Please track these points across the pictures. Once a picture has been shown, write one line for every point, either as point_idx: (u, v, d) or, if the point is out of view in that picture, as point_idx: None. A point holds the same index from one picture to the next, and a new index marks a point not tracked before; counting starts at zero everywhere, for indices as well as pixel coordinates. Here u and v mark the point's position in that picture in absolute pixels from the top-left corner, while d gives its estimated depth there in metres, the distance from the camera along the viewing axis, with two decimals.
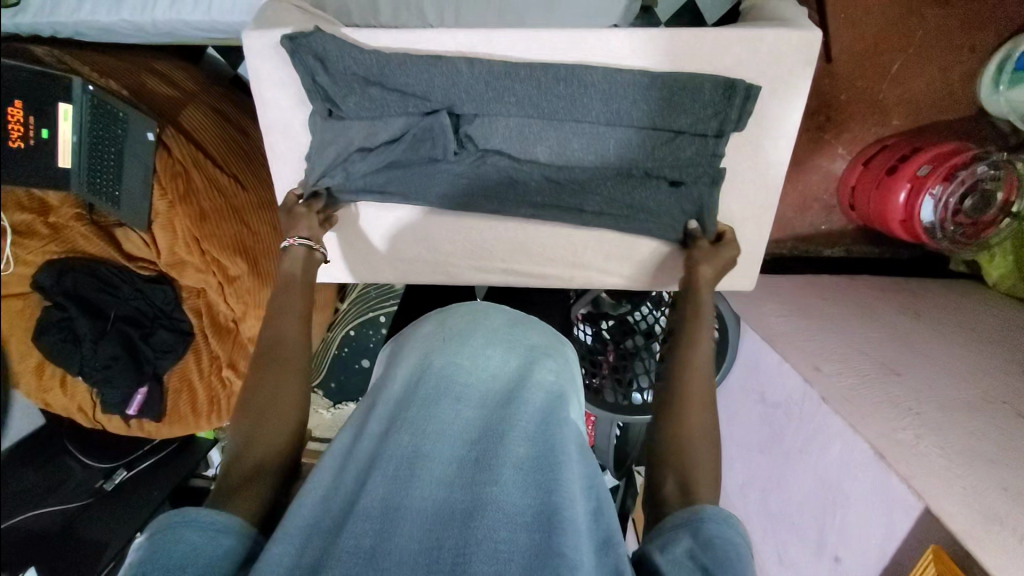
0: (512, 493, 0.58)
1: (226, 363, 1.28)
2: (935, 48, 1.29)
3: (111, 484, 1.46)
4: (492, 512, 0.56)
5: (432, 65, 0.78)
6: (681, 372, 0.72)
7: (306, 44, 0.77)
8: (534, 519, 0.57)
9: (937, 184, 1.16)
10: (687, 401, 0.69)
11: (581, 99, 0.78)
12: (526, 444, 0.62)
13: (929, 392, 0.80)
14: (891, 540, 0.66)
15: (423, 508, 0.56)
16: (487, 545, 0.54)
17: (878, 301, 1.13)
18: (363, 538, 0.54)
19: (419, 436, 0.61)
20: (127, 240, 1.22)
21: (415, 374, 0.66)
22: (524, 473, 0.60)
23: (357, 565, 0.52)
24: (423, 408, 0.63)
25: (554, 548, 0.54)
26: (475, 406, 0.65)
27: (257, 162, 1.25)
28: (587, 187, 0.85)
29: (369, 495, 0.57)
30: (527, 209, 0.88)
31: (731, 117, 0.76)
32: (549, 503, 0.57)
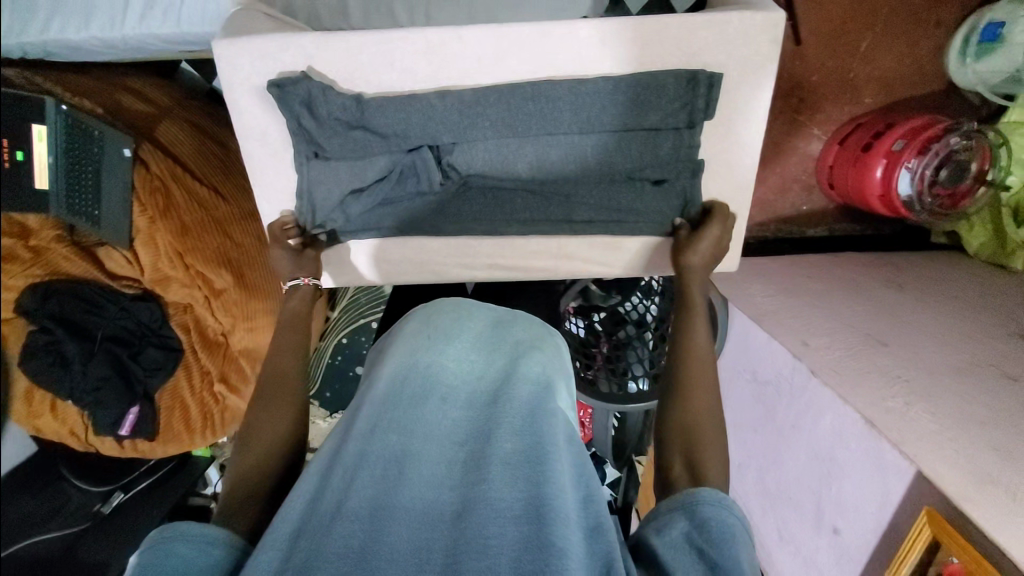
0: (499, 489, 0.57)
1: (218, 377, 1.28)
2: (902, 25, 1.32)
3: (109, 507, 1.47)
4: (481, 509, 0.56)
5: (406, 104, 0.75)
6: (684, 354, 0.71)
7: (292, 90, 0.73)
8: (523, 513, 0.56)
9: (913, 158, 1.18)
10: (691, 385, 0.68)
11: (551, 113, 0.75)
12: (514, 438, 0.61)
13: (915, 360, 0.82)
14: (886, 507, 0.68)
15: (414, 509, 0.57)
16: (476, 540, 0.54)
17: (862, 277, 1.15)
18: (352, 539, 0.54)
19: (406, 438, 0.61)
20: (110, 258, 1.21)
21: (402, 376, 0.67)
22: (511, 468, 0.59)
23: (345, 566, 0.52)
24: (409, 410, 0.63)
25: (542, 540, 0.53)
26: (462, 407, 0.66)
27: (238, 173, 1.25)
28: (572, 199, 0.82)
29: (357, 496, 0.56)
30: (515, 227, 0.85)
31: (698, 107, 0.74)
32: (537, 496, 0.56)
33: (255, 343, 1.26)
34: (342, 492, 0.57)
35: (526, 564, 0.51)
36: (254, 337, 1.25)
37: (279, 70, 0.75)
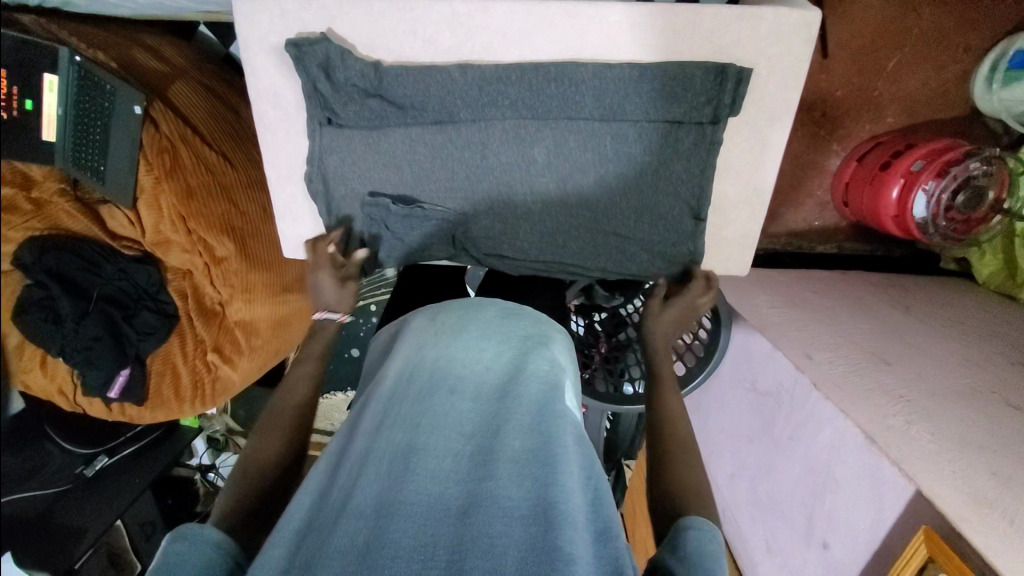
0: (507, 488, 0.55)
1: (211, 347, 1.27)
2: (932, 46, 1.30)
3: (92, 470, 1.45)
4: (488, 508, 0.54)
5: (426, 73, 0.69)
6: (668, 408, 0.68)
7: (311, 52, 0.69)
8: (530, 512, 0.54)
9: (930, 179, 1.17)
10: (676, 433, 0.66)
11: (572, 97, 0.68)
12: (522, 436, 0.58)
13: (919, 380, 0.80)
14: (879, 525, 0.66)
15: (418, 503, 0.54)
16: (482, 540, 0.52)
17: (869, 296, 1.13)
18: (357, 536, 0.52)
19: (411, 432, 0.58)
20: (111, 217, 1.20)
21: (410, 370, 0.64)
22: (520, 467, 0.56)
23: (349, 564, 0.50)
24: (416, 404, 0.60)
25: (549, 544, 0.51)
26: (472, 399, 0.61)
27: (247, 140, 1.23)
28: (598, 210, 0.74)
29: (364, 494, 0.55)
30: (535, 232, 0.76)
31: (724, 101, 0.66)
32: (545, 497, 0.55)
33: (252, 316, 1.25)
34: (348, 488, 0.57)
35: (531, 567, 0.50)
36: (250, 309, 1.24)
37: (301, 31, 0.71)
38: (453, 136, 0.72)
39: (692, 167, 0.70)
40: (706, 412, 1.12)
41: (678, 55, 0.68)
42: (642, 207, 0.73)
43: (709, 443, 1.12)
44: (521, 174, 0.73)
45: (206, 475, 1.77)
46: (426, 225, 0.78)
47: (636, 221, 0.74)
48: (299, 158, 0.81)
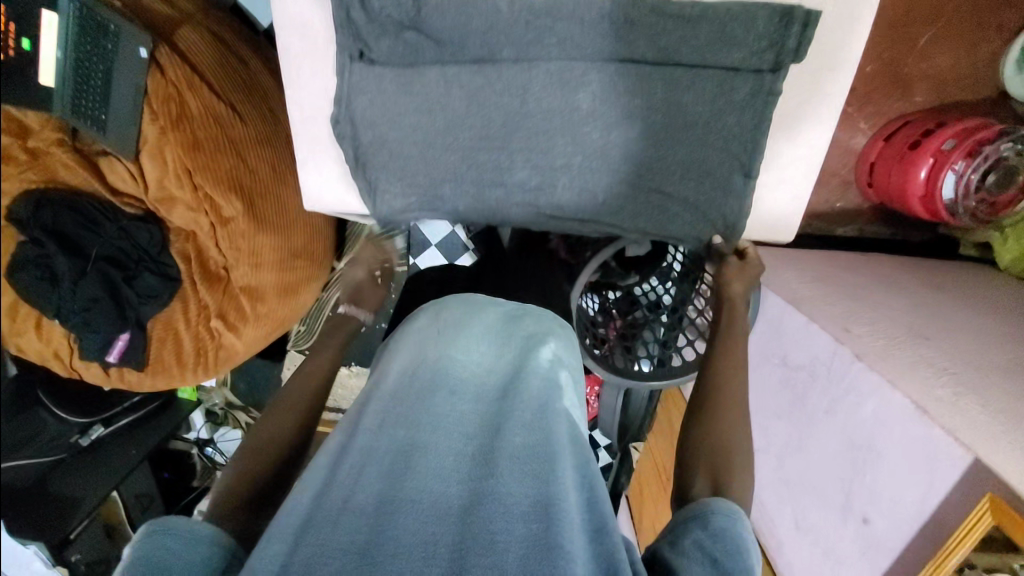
0: (509, 485, 0.56)
1: (216, 313, 1.22)
2: (966, 22, 1.26)
3: (87, 439, 1.39)
4: (489, 505, 0.54)
5: (468, 4, 0.64)
6: (719, 379, 0.74)
7: None
8: (530, 509, 0.55)
9: (960, 160, 1.14)
10: (722, 402, 0.71)
11: (625, 36, 0.64)
12: (523, 434, 0.60)
13: (959, 354, 0.77)
14: (930, 498, 0.64)
15: (421, 501, 0.55)
16: (483, 536, 0.52)
17: (898, 275, 1.11)
18: (359, 533, 0.53)
19: (414, 430, 0.59)
20: (112, 171, 1.13)
21: (412, 370, 0.65)
22: (520, 465, 0.58)
23: (350, 560, 0.51)
24: (418, 403, 0.61)
25: (548, 539, 0.52)
26: (473, 400, 0.63)
27: (258, 94, 1.16)
28: (644, 161, 0.70)
29: (365, 492, 0.56)
30: (573, 189, 0.72)
31: (787, 46, 0.63)
32: (545, 493, 0.56)
33: (259, 281, 1.20)
34: (348, 487, 0.57)
35: (531, 563, 0.51)
36: (256, 274, 1.20)
37: None
38: (493, 78, 0.68)
39: (746, 120, 0.67)
40: None
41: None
42: (691, 161, 0.70)
43: None
44: (564, 121, 0.69)
45: (204, 450, 1.73)
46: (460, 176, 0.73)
47: (684, 175, 0.70)
48: (324, 100, 0.76)
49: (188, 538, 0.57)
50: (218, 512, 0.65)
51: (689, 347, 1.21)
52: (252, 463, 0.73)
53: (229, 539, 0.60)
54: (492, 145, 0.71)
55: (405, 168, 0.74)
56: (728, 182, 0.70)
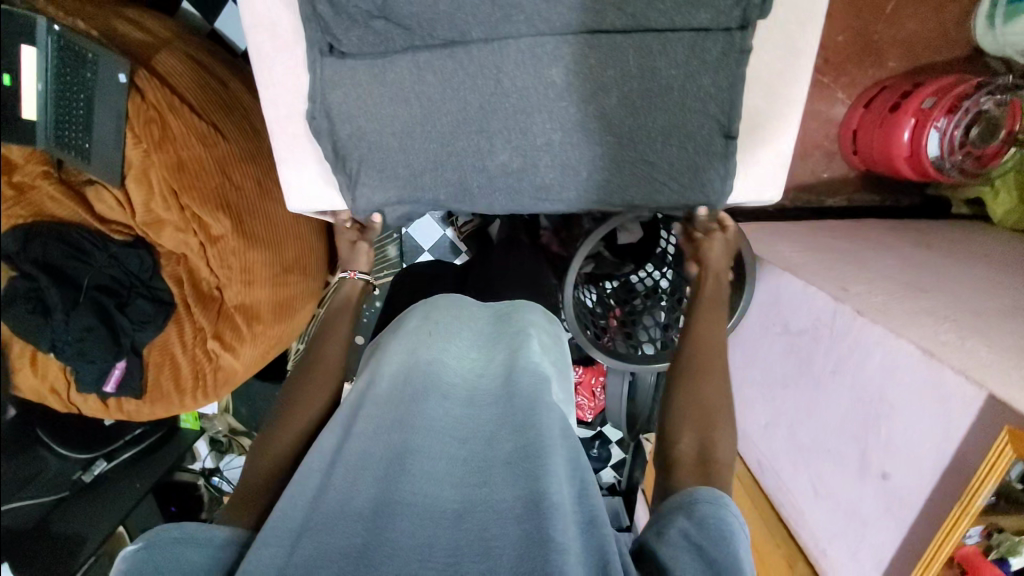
0: (501, 488, 0.55)
1: (211, 334, 1.21)
2: None
3: (90, 475, 1.37)
4: (483, 511, 0.54)
5: None
6: (699, 347, 0.74)
7: None
8: (524, 510, 0.53)
9: (942, 117, 1.13)
10: (702, 371, 0.72)
11: (591, 8, 0.65)
12: (514, 439, 0.58)
13: (959, 303, 0.76)
14: (948, 445, 0.63)
15: (416, 505, 0.54)
16: (476, 541, 0.52)
17: (891, 237, 1.10)
18: (353, 539, 0.52)
19: (408, 433, 0.57)
20: (98, 200, 1.14)
21: (404, 373, 0.63)
22: (511, 467, 0.56)
23: (348, 565, 0.51)
24: (411, 407, 0.59)
25: (542, 537, 0.51)
26: (464, 404, 0.62)
27: (239, 111, 1.16)
28: (619, 133, 0.70)
29: (360, 497, 0.55)
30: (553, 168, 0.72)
31: (754, 1, 0.64)
32: (539, 490, 0.53)
33: (252, 299, 1.20)
34: (344, 490, 0.55)
35: (526, 565, 0.50)
36: (249, 292, 1.19)
37: None
38: (465, 62, 0.68)
39: (721, 80, 0.67)
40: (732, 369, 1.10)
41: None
42: (671, 125, 0.69)
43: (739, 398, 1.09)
44: (540, 98, 0.69)
45: (210, 480, 1.68)
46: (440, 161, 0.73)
47: (665, 141, 0.70)
48: (300, 101, 0.77)
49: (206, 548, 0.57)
50: (231, 512, 0.64)
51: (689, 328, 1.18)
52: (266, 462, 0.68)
53: (246, 535, 0.60)
54: (468, 130, 0.71)
55: (385, 162, 0.74)
56: (708, 142, 0.70)
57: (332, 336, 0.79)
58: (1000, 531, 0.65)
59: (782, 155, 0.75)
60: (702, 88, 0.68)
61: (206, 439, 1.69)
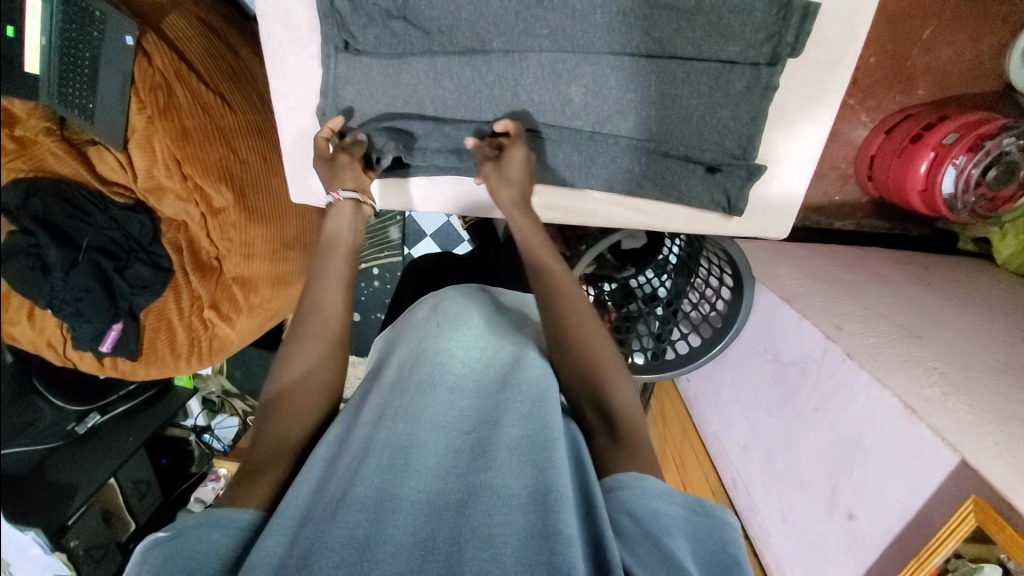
0: (506, 477, 0.54)
1: (208, 303, 1.21)
2: (970, 15, 1.23)
3: (84, 427, 1.36)
4: (488, 498, 0.53)
5: None
6: (557, 295, 0.69)
7: None
8: (528, 499, 0.53)
9: (961, 154, 1.10)
10: (570, 320, 0.68)
11: (616, 27, 0.63)
12: (521, 425, 0.59)
13: (948, 353, 0.77)
14: (915, 496, 0.65)
15: (418, 500, 0.54)
16: (481, 530, 0.50)
17: (892, 271, 1.09)
18: (357, 529, 0.50)
19: (413, 426, 0.58)
20: (102, 160, 1.13)
21: (411, 365, 0.65)
22: (517, 454, 0.56)
23: (348, 556, 0.48)
24: (417, 397, 0.61)
25: (547, 528, 0.49)
26: (469, 396, 0.63)
27: (248, 82, 1.14)
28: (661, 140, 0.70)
29: (363, 485, 0.53)
30: (563, 176, 0.75)
31: (785, 41, 0.63)
32: (545, 480, 0.53)
33: (251, 271, 1.19)
34: (347, 480, 0.54)
35: (532, 557, 0.48)
36: (249, 265, 1.19)
37: None
38: (483, 70, 0.68)
39: (741, 115, 0.67)
40: (720, 387, 1.13)
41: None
42: (685, 146, 0.69)
43: (722, 412, 1.12)
44: (553, 113, 0.70)
45: (201, 436, 1.73)
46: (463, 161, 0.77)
47: (679, 161, 0.72)
48: (312, 88, 0.75)
49: (230, 531, 0.51)
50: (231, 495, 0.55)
51: (684, 340, 1.12)
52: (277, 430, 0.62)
53: (259, 518, 0.54)
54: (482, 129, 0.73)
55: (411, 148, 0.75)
56: (713, 175, 0.71)
57: (329, 282, 0.71)
58: (957, 557, 0.63)
59: (791, 185, 0.74)
60: (720, 117, 0.67)
61: (199, 398, 1.68)
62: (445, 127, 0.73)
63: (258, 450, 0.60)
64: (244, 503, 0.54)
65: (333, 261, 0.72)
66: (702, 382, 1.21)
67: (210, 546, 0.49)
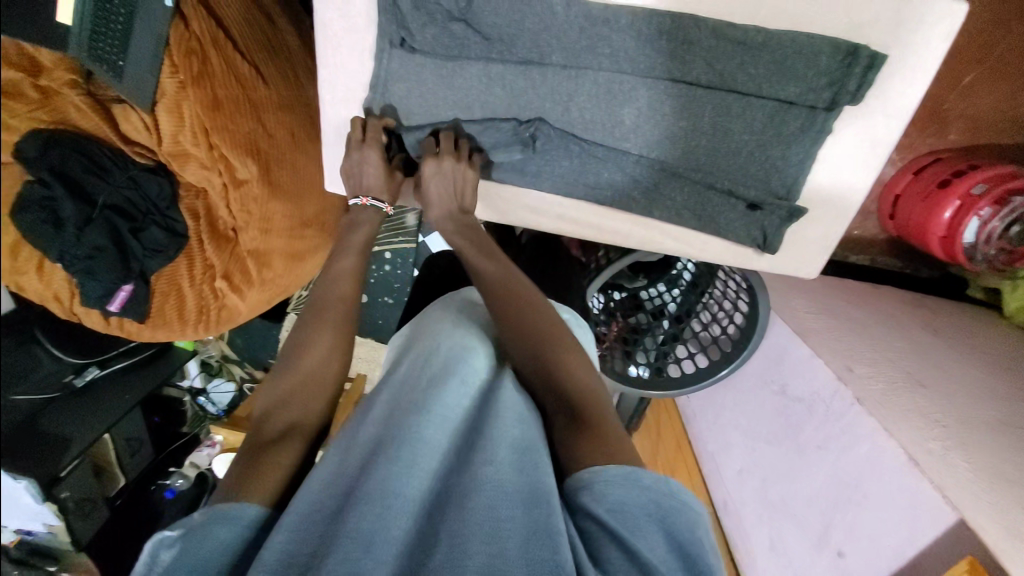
0: (507, 469, 0.53)
1: (220, 274, 1.18)
2: (1018, 64, 1.21)
3: (81, 380, 1.38)
4: (489, 492, 0.51)
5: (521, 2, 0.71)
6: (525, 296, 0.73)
7: None
8: (531, 497, 0.51)
9: (987, 207, 1.10)
10: (540, 321, 0.71)
11: (682, 56, 0.71)
12: (521, 422, 0.57)
13: (955, 407, 0.77)
14: (911, 545, 0.67)
15: (422, 491, 0.53)
16: (483, 524, 0.49)
17: (902, 313, 1.09)
18: (365, 522, 0.48)
19: (418, 418, 0.57)
20: (127, 120, 1.09)
21: (424, 360, 0.65)
22: (521, 449, 0.55)
23: (355, 551, 0.46)
24: (428, 390, 0.60)
25: (546, 527, 0.48)
26: (478, 391, 0.62)
27: (282, 56, 1.15)
28: (703, 168, 0.77)
29: (372, 478, 0.51)
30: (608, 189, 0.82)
31: (847, 87, 0.68)
32: (541, 478, 0.52)
33: (266, 246, 1.17)
34: (360, 475, 0.53)
35: (534, 555, 0.47)
36: (265, 240, 1.17)
37: None
38: (538, 81, 0.76)
39: (792, 154, 0.74)
40: (722, 410, 1.14)
41: (802, 25, 0.69)
42: (731, 171, 0.77)
43: (720, 435, 1.14)
44: (609, 136, 0.78)
45: (196, 399, 1.69)
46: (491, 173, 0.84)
47: (722, 195, 0.78)
48: (360, 81, 0.82)
49: (237, 523, 0.51)
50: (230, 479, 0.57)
51: (690, 359, 1.08)
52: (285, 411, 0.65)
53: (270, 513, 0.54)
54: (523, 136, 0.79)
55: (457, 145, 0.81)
56: (753, 212, 0.78)
57: (340, 273, 0.79)
58: None
59: (832, 219, 0.79)
60: (784, 153, 0.74)
61: (197, 360, 1.63)
62: (501, 123, 0.79)
63: (264, 432, 0.63)
64: (254, 491, 0.55)
65: (345, 256, 0.80)
66: (703, 401, 1.22)
67: (223, 541, 0.50)
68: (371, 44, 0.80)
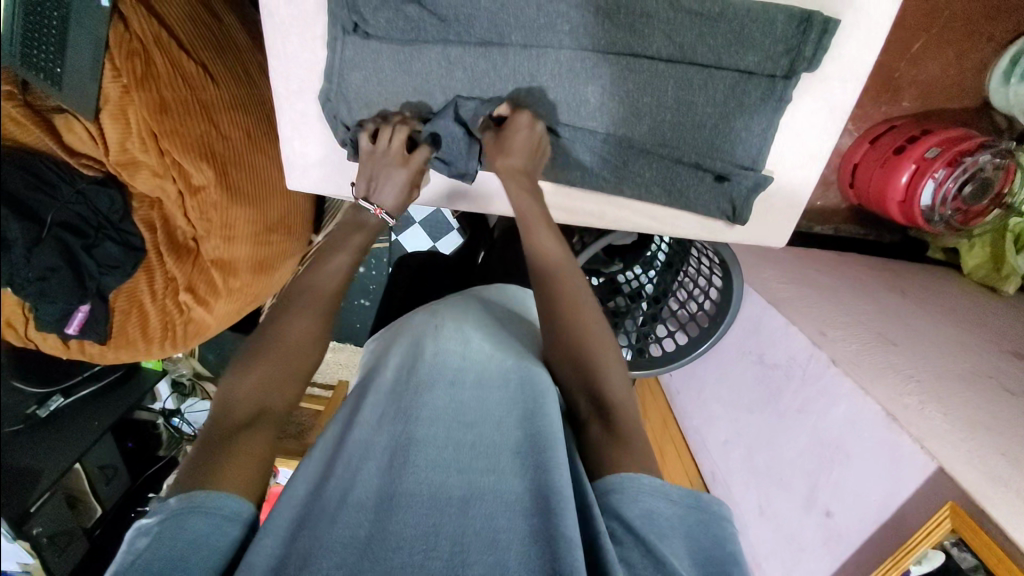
0: (509, 479, 0.52)
1: (185, 287, 1.13)
2: (960, 30, 1.26)
3: (47, 411, 1.21)
4: (489, 499, 0.50)
5: None
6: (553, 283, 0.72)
7: None
8: (533, 501, 0.50)
9: (941, 169, 1.14)
10: (572, 305, 0.70)
11: (643, 31, 0.70)
12: (523, 426, 0.56)
13: (924, 362, 0.80)
14: (894, 498, 0.70)
15: (419, 493, 0.50)
16: (482, 532, 0.48)
17: (870, 277, 1.12)
18: (360, 529, 0.48)
19: (410, 423, 0.55)
20: (71, 131, 1.01)
21: (408, 366, 0.61)
22: (523, 452, 0.54)
23: (350, 556, 0.46)
24: (412, 396, 0.57)
25: (551, 531, 0.47)
26: (472, 389, 0.59)
27: (233, 54, 1.10)
28: (668, 143, 0.77)
29: (365, 487, 0.51)
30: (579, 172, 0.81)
31: (804, 54, 0.69)
32: (543, 483, 0.50)
33: (231, 254, 1.13)
34: (346, 482, 0.51)
35: (536, 561, 0.46)
36: (229, 248, 1.12)
37: None
38: (498, 62, 0.74)
39: (755, 124, 0.75)
40: (702, 383, 1.17)
41: None
42: (698, 146, 0.77)
43: (705, 408, 1.16)
44: (574, 113, 0.77)
45: (171, 420, 1.63)
46: (455, 162, 0.82)
47: (690, 168, 0.80)
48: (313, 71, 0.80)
49: (214, 517, 0.48)
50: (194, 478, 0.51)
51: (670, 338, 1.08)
52: (252, 399, 0.62)
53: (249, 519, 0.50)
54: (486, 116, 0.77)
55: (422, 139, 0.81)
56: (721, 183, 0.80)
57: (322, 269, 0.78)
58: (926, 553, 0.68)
59: (794, 188, 0.80)
60: (743, 126, 0.75)
61: (167, 380, 1.56)
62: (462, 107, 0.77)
63: (234, 415, 0.60)
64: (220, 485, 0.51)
65: (344, 251, 0.81)
66: (685, 378, 1.24)
67: (195, 530, 0.47)
68: (322, 33, 0.78)
